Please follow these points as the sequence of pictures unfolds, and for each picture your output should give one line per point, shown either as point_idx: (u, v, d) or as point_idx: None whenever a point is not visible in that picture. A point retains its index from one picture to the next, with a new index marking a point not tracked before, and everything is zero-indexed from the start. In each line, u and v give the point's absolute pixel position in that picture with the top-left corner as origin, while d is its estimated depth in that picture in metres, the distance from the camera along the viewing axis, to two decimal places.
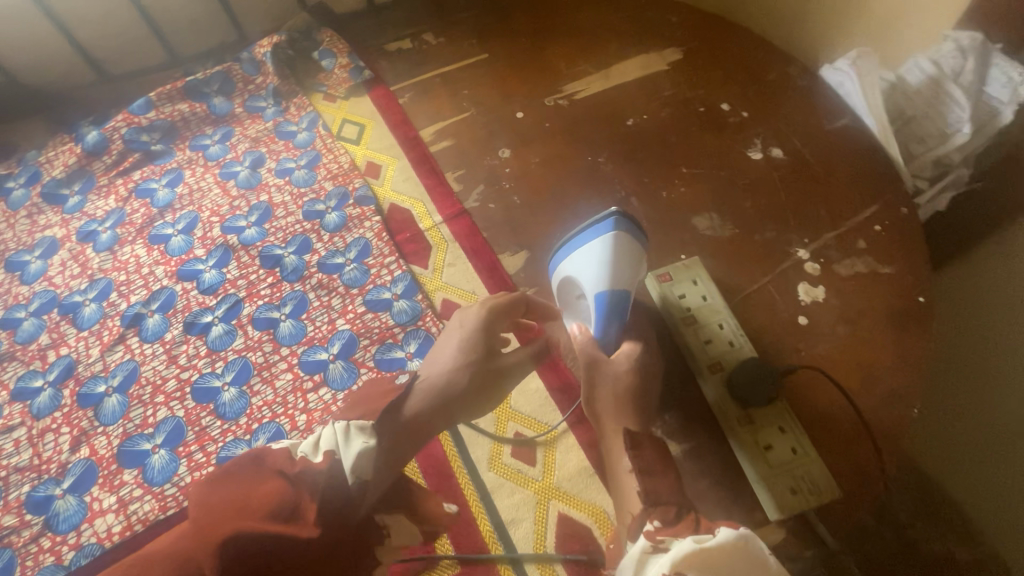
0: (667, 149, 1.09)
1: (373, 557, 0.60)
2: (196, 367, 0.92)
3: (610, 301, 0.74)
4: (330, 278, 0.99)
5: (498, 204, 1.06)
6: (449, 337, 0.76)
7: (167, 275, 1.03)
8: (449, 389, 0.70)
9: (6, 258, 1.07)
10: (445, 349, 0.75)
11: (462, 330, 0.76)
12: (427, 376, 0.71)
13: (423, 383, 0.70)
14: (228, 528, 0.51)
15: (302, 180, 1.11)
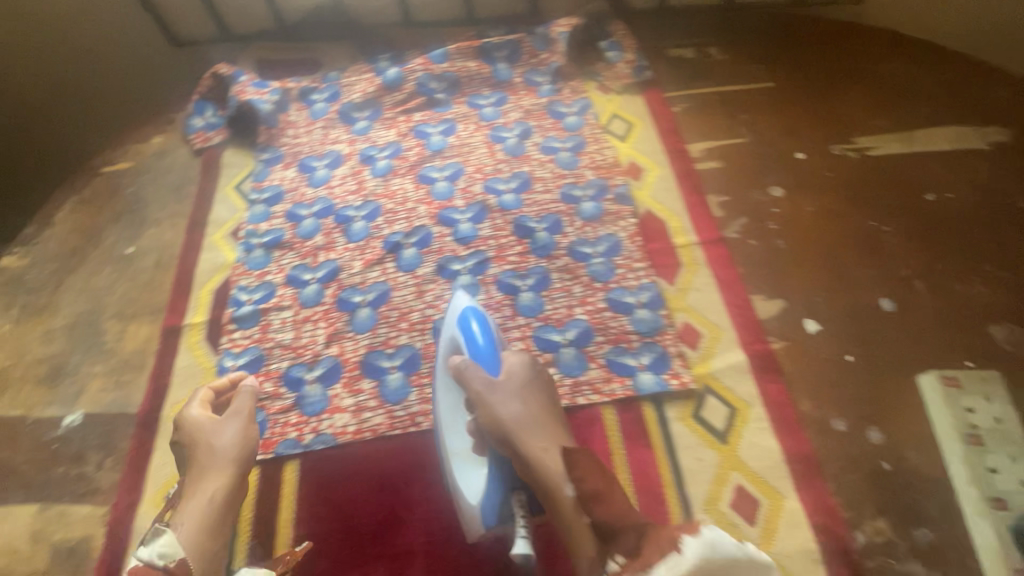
0: (968, 242, 0.98)
1: None
2: (439, 308, 0.99)
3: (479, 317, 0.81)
4: (576, 265, 1.00)
5: (759, 242, 1.00)
6: (208, 470, 0.76)
7: (428, 215, 1.11)
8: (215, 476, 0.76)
9: (300, 159, 1.22)
10: (204, 486, 0.75)
11: (211, 450, 0.78)
12: (200, 493, 0.74)
13: (197, 493, 0.75)
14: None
15: (566, 162, 1.14)
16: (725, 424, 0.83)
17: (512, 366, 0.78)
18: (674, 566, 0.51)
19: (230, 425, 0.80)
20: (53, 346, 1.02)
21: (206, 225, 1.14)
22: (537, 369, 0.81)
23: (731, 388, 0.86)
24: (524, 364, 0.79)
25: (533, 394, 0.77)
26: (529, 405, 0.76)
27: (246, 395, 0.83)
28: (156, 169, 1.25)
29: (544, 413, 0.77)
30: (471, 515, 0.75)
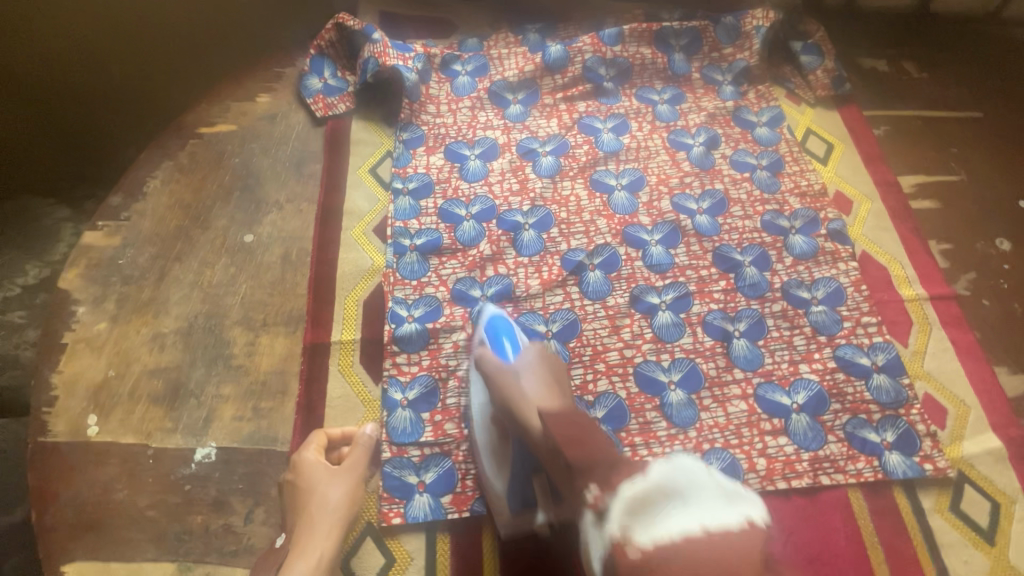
0: None
1: None
2: (640, 349, 0.85)
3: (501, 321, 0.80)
4: (795, 312, 0.88)
5: (993, 303, 0.90)
6: (320, 525, 0.65)
7: (610, 232, 0.95)
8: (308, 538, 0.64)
9: (446, 143, 1.03)
10: (312, 541, 0.64)
11: (318, 506, 0.67)
12: (304, 553, 0.63)
13: (302, 552, 0.63)
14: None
15: (765, 184, 0.99)
16: (990, 522, 0.74)
17: (527, 354, 0.74)
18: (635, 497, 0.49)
19: (339, 481, 0.69)
20: (168, 356, 0.84)
21: (341, 216, 0.95)
22: (552, 359, 0.75)
23: (989, 478, 0.76)
24: (542, 355, 0.75)
25: (546, 375, 0.72)
26: (543, 386, 0.70)
27: (365, 448, 0.72)
28: (266, 136, 1.03)
29: (554, 391, 0.70)
30: (496, 498, 0.72)
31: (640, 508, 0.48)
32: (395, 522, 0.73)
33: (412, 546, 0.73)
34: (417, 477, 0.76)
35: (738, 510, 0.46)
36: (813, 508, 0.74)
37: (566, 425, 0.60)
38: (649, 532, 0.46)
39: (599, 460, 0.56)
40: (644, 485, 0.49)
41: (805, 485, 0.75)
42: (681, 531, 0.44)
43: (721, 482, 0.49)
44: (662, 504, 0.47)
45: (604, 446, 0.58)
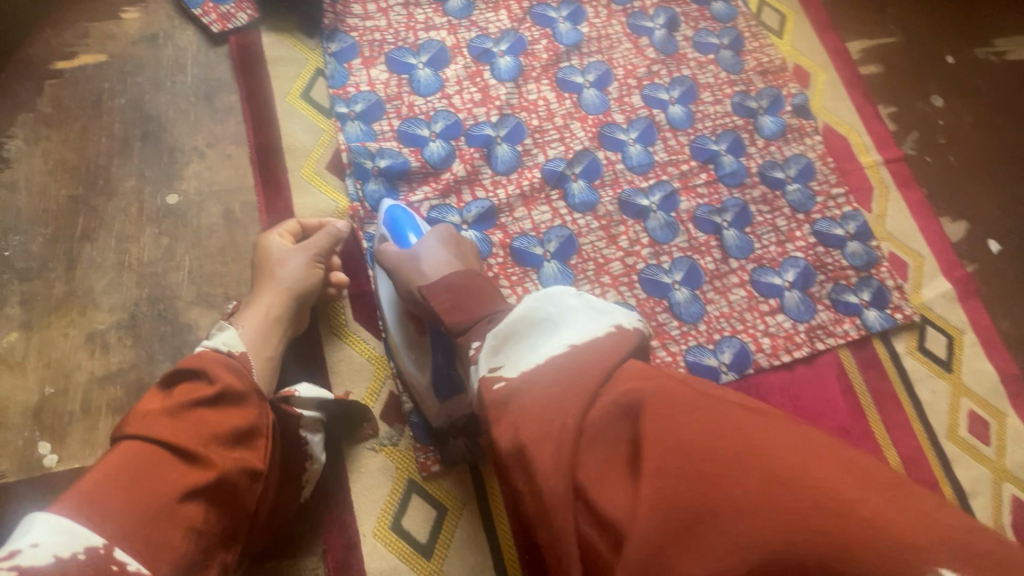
0: None
1: (240, 502, 0.53)
2: (640, 255, 0.83)
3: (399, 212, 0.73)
4: (773, 194, 0.89)
5: (934, 159, 0.97)
6: (268, 293, 0.69)
7: (587, 135, 0.88)
8: (257, 299, 0.68)
9: (386, 52, 0.86)
10: (263, 300, 0.68)
11: (272, 276, 0.69)
12: (256, 307, 0.68)
13: (253, 306, 0.68)
14: (146, 426, 0.50)
15: (729, 64, 0.96)
16: (947, 353, 0.85)
17: (431, 237, 0.68)
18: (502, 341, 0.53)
19: (296, 257, 0.70)
20: (117, 356, 0.70)
21: (283, 156, 0.80)
22: (460, 239, 0.70)
23: (944, 317, 0.87)
24: (448, 235, 0.69)
25: (450, 253, 0.67)
26: (444, 261, 0.66)
27: (328, 236, 0.73)
28: (153, 65, 0.82)
29: (455, 265, 0.65)
30: (422, 392, 0.68)
31: (509, 338, 0.52)
32: (436, 469, 0.71)
33: (461, 492, 0.71)
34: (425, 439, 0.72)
35: (607, 321, 0.51)
36: (813, 373, 0.82)
37: (449, 292, 0.58)
38: (519, 359, 0.51)
39: (482, 315, 0.57)
40: (511, 320, 0.53)
41: (806, 354, 0.82)
42: (548, 353, 0.49)
43: (590, 304, 0.54)
44: (530, 334, 0.52)
45: (485, 300, 0.58)
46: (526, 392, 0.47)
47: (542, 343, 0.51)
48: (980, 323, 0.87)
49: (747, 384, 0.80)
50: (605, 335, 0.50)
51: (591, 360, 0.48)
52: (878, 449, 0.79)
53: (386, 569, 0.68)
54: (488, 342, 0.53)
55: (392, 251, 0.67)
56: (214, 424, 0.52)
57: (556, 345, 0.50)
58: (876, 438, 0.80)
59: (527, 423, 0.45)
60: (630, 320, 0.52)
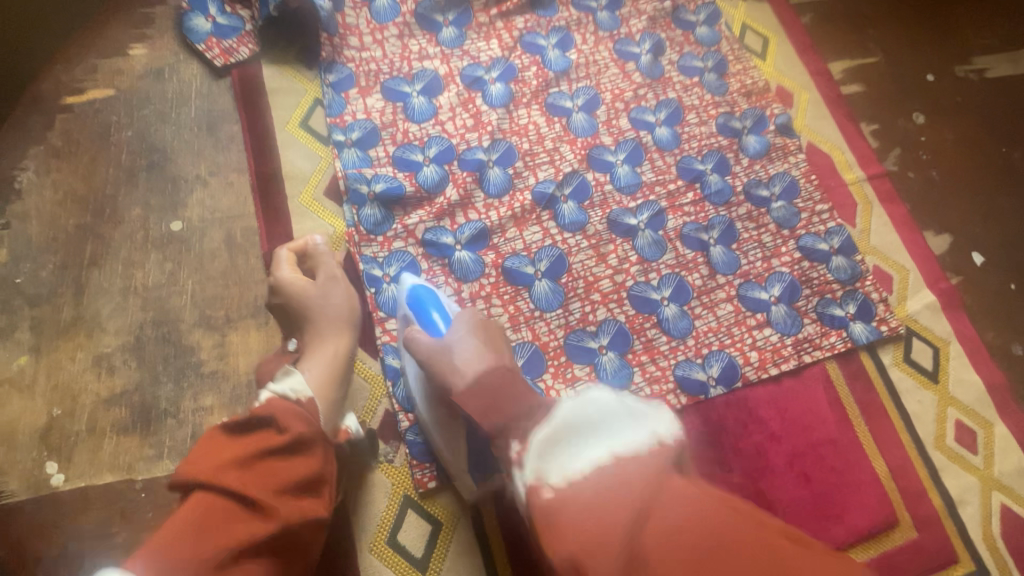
0: None
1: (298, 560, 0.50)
2: (629, 273, 0.86)
3: (424, 293, 0.70)
4: (758, 211, 0.92)
5: (916, 174, 1.00)
6: (323, 326, 0.68)
7: (576, 158, 0.91)
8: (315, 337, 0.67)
9: (381, 81, 0.90)
10: (319, 336, 0.67)
11: (319, 308, 0.69)
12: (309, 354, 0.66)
13: (314, 347, 0.67)
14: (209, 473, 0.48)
15: (713, 87, 0.99)
16: (934, 363, 0.87)
17: (456, 322, 0.65)
18: (546, 441, 0.51)
19: (330, 283, 0.70)
20: (122, 377, 0.72)
21: (282, 182, 0.83)
22: (488, 321, 0.66)
23: (929, 329, 0.89)
24: (475, 320, 0.65)
25: (480, 340, 0.63)
26: (475, 353, 0.61)
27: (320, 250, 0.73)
28: (159, 98, 0.86)
29: (487, 355, 0.61)
30: (456, 470, 0.70)
31: (554, 442, 0.51)
32: (431, 486, 0.73)
33: (456, 506, 0.73)
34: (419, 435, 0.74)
35: (647, 432, 0.49)
36: (801, 386, 0.83)
37: (479, 394, 0.58)
38: (562, 466, 0.49)
39: (514, 417, 0.56)
40: (551, 427, 0.52)
41: (793, 367, 0.83)
42: (593, 462, 0.47)
43: (629, 404, 0.52)
44: (573, 437, 0.51)
45: (514, 403, 0.56)
46: (568, 508, 0.46)
47: (582, 448, 0.49)
48: (965, 334, 0.89)
49: (735, 398, 0.82)
50: (648, 450, 0.48)
51: (639, 473, 0.46)
52: (866, 460, 0.81)
53: None
54: (534, 448, 0.52)
55: (423, 342, 0.65)
56: (282, 471, 0.51)
57: (599, 451, 0.48)
58: (864, 448, 0.81)
59: (577, 537, 0.43)
60: (669, 426, 0.51)
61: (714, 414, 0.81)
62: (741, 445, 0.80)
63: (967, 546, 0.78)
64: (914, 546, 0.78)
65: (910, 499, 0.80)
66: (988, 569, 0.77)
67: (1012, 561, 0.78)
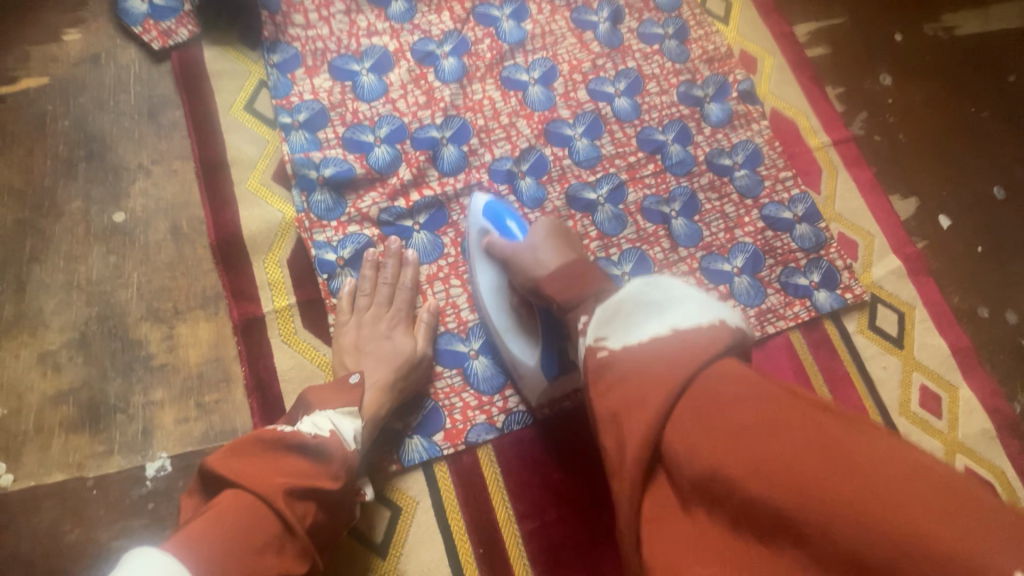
0: None
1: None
2: (589, 249, 0.84)
3: (496, 208, 0.75)
4: (721, 181, 0.90)
5: (883, 138, 0.98)
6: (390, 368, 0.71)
7: (533, 132, 0.89)
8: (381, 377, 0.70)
9: (329, 60, 0.86)
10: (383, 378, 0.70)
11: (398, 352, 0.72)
12: (370, 384, 0.69)
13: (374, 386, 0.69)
14: (271, 484, 0.50)
15: (674, 54, 0.96)
16: (898, 330, 0.86)
17: (535, 228, 0.69)
18: (614, 313, 0.51)
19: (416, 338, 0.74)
20: (68, 375, 0.71)
21: (228, 168, 0.81)
22: (563, 229, 0.70)
23: (895, 294, 0.88)
24: (554, 227, 0.70)
25: (556, 242, 0.67)
26: (553, 249, 0.66)
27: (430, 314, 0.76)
28: (96, 85, 0.83)
29: (567, 253, 0.65)
30: (530, 377, 0.73)
31: (617, 314, 0.51)
32: (392, 470, 0.73)
33: (415, 491, 0.73)
34: (403, 421, 0.74)
35: (713, 312, 0.48)
36: (764, 357, 0.83)
37: (553, 275, 0.60)
38: (625, 335, 0.50)
39: (586, 294, 0.57)
40: (622, 298, 0.52)
41: (756, 338, 0.83)
42: (654, 331, 0.48)
43: (703, 294, 0.51)
44: (638, 311, 0.50)
45: (591, 282, 0.57)
46: (625, 364, 0.47)
47: (650, 320, 0.49)
48: (930, 299, 0.88)
49: None
50: (713, 325, 0.46)
51: (703, 342, 0.45)
52: None
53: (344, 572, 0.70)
54: (596, 317, 0.52)
55: (503, 245, 0.71)
56: (320, 518, 0.53)
57: (662, 325, 0.48)
58: None
59: (621, 398, 0.45)
60: (737, 318, 0.49)
61: None
62: None
63: None
64: None
65: None
66: None
67: None
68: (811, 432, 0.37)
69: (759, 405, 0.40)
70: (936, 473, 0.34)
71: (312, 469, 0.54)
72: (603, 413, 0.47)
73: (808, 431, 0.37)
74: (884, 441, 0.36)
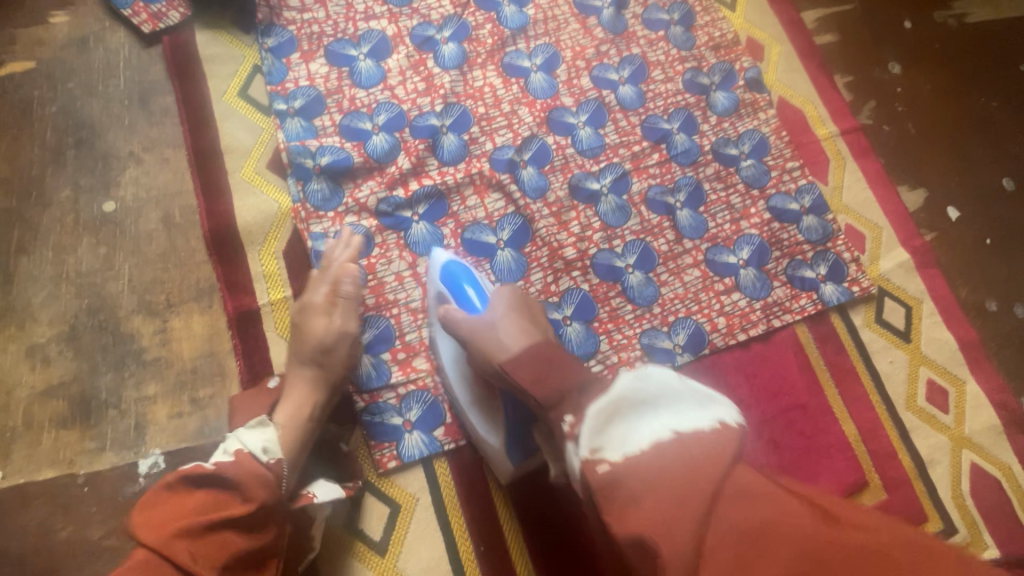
0: None
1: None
2: (592, 240, 0.82)
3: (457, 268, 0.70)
4: (727, 171, 0.88)
5: (892, 128, 0.96)
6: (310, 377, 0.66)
7: (535, 121, 0.86)
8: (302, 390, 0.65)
9: (325, 44, 0.84)
10: (302, 388, 0.65)
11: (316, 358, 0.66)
12: (288, 397, 0.64)
13: (292, 396, 0.64)
14: (164, 532, 0.48)
15: (680, 40, 0.94)
16: (905, 323, 0.85)
17: (498, 301, 0.65)
18: (603, 419, 0.49)
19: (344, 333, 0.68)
20: (58, 369, 0.69)
21: (221, 157, 0.79)
22: (527, 300, 0.67)
23: (902, 287, 0.86)
24: (515, 297, 0.66)
25: (521, 316, 0.64)
26: (519, 327, 0.62)
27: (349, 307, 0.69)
28: (84, 70, 0.80)
29: (533, 331, 0.62)
30: (496, 458, 0.70)
31: (611, 420, 0.48)
32: (392, 466, 0.71)
33: (415, 487, 0.72)
34: (402, 417, 0.72)
35: (710, 414, 0.47)
36: (770, 351, 0.81)
37: (532, 362, 0.57)
38: (621, 445, 0.46)
39: (568, 387, 0.54)
40: (609, 402, 0.49)
41: (761, 332, 0.81)
42: (651, 438, 0.46)
43: (691, 385, 0.50)
44: (631, 414, 0.48)
45: (572, 372, 0.55)
46: (631, 480, 0.44)
47: (640, 426, 0.47)
48: (938, 293, 0.87)
49: (702, 365, 0.80)
50: (712, 430, 0.45)
51: (702, 453, 0.44)
52: (836, 423, 0.79)
53: (342, 569, 0.69)
54: (587, 423, 0.49)
55: (460, 317, 0.64)
56: (238, 545, 0.51)
57: (657, 430, 0.46)
58: (834, 412, 0.80)
59: (638, 521, 0.42)
60: (731, 413, 0.48)
61: None
62: None
63: (936, 504, 0.78)
64: (883, 506, 0.77)
65: (879, 460, 0.79)
66: (956, 526, 0.77)
67: (980, 517, 0.77)
68: (825, 537, 0.38)
69: (778, 511, 0.40)
70: (926, 543, 0.38)
71: (219, 498, 0.52)
72: (623, 539, 0.43)
73: (823, 536, 0.38)
74: (881, 527, 0.39)
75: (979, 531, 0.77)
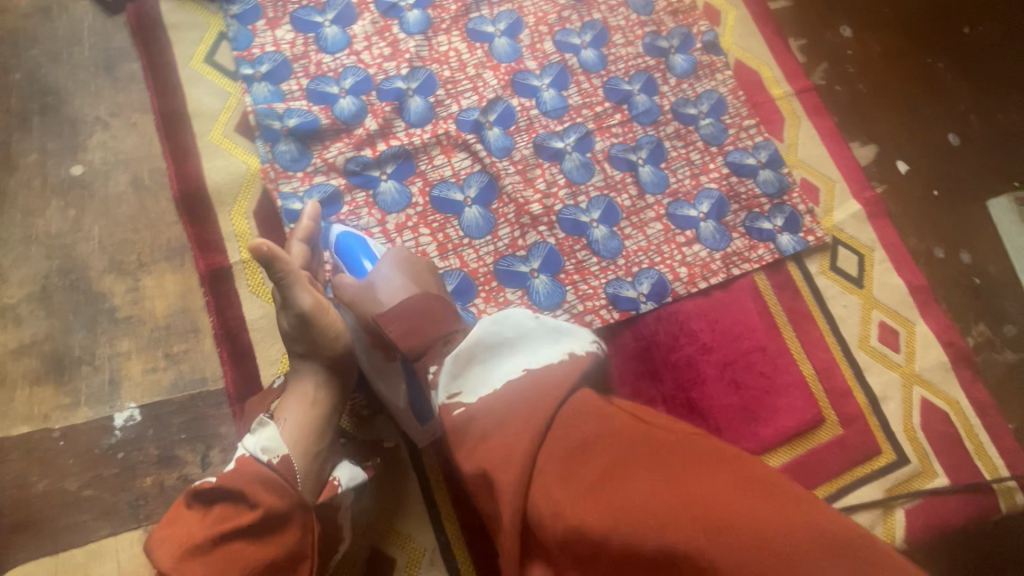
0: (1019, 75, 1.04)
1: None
2: (557, 197, 0.85)
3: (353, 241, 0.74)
4: (686, 129, 0.91)
5: (844, 88, 1.00)
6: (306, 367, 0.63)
7: (499, 83, 0.89)
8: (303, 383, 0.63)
9: (290, 11, 0.85)
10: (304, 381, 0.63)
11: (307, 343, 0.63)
12: (290, 393, 0.62)
13: (295, 391, 0.62)
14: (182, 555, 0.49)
15: (639, 6, 0.97)
16: (858, 270, 0.89)
17: (384, 260, 0.67)
18: (462, 361, 0.52)
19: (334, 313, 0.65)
20: (31, 328, 0.70)
21: (189, 121, 0.80)
22: (415, 258, 0.69)
23: (855, 237, 0.90)
24: (404, 257, 0.68)
25: (406, 275, 0.65)
26: (403, 284, 0.64)
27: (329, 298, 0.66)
28: (47, 37, 0.81)
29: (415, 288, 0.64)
30: (405, 420, 0.69)
31: (470, 361, 0.52)
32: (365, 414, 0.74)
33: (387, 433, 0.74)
34: None
35: (559, 349, 0.53)
36: (730, 298, 0.85)
37: (401, 316, 0.54)
38: (479, 385, 0.51)
39: (435, 339, 0.54)
40: (468, 344, 0.53)
41: (722, 280, 0.85)
42: (506, 376, 0.50)
43: (546, 323, 0.55)
44: (490, 356, 0.52)
45: (442, 324, 0.54)
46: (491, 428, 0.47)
47: (496, 367, 0.52)
48: (888, 241, 0.91)
49: (665, 313, 0.83)
50: (563, 362, 0.51)
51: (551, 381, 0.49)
52: (793, 363, 0.83)
53: None
54: (448, 367, 0.52)
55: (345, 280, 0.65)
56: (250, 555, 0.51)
57: (512, 368, 0.51)
58: (790, 352, 0.84)
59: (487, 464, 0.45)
60: (580, 341, 0.54)
61: (646, 331, 0.82)
62: (672, 357, 0.82)
63: (889, 437, 0.82)
64: (838, 441, 0.81)
65: (835, 397, 0.83)
66: (908, 456, 0.81)
67: (930, 448, 0.82)
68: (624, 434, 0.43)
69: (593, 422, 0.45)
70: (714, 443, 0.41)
71: (228, 510, 0.52)
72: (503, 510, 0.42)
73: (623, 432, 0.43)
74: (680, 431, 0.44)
75: (930, 461, 0.81)
